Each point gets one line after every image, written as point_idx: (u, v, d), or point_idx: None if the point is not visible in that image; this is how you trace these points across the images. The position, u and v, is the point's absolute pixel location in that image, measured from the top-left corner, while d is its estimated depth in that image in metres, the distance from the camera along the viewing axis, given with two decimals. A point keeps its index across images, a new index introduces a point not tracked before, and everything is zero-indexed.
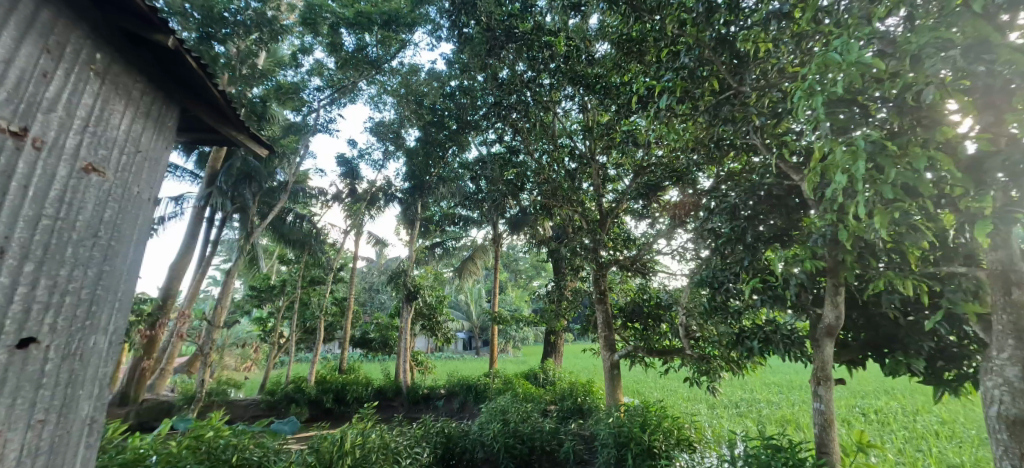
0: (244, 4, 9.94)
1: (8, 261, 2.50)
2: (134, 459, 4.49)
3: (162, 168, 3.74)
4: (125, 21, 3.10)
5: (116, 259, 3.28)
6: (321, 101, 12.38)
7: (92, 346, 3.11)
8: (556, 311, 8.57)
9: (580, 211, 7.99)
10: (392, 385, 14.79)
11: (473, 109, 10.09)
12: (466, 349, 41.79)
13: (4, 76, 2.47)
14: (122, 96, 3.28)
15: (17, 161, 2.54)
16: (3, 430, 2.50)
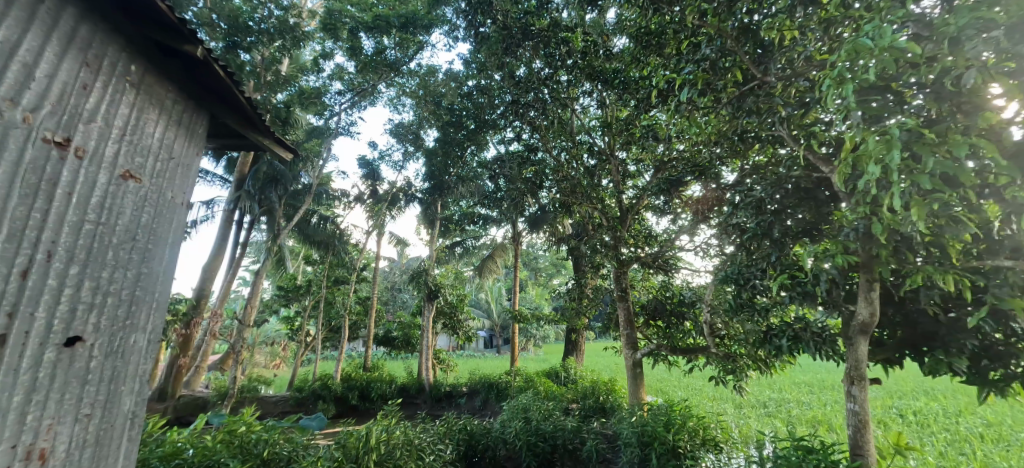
0: (268, 12, 10.08)
1: (55, 265, 2.60)
2: (170, 454, 4.67)
3: (195, 173, 3.82)
4: (158, 34, 3.18)
5: (153, 260, 3.34)
6: (342, 104, 12.53)
7: (133, 344, 3.18)
8: (577, 309, 8.51)
9: (600, 208, 7.78)
10: (415, 383, 14.94)
11: (490, 109, 10.07)
12: (487, 348, 42.07)
13: (47, 89, 2.56)
14: (156, 106, 3.36)
15: (61, 170, 2.62)
16: (52, 423, 2.61)
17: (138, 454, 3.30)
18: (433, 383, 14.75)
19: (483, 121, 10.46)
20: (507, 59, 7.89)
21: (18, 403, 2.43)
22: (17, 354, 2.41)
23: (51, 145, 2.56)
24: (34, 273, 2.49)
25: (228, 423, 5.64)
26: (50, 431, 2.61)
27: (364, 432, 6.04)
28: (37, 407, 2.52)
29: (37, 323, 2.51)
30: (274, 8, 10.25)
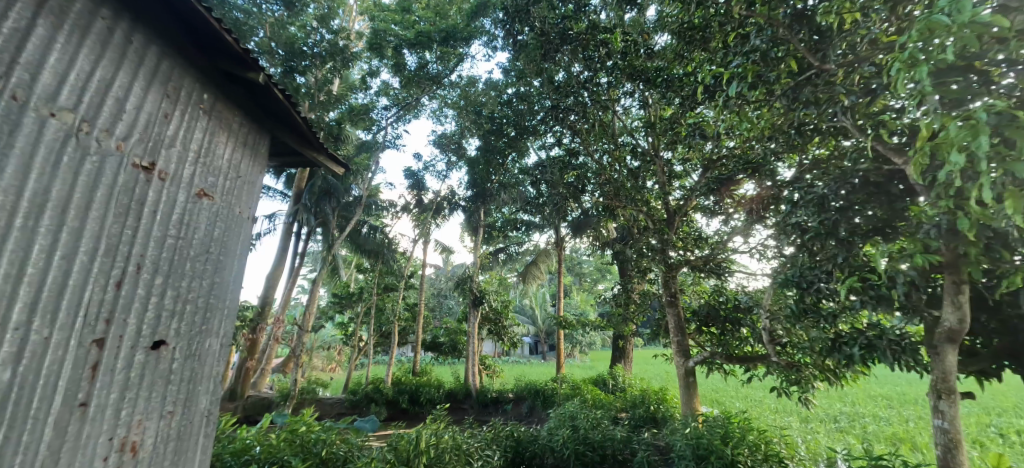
0: (320, 37, 10.66)
1: (145, 278, 3.03)
2: (238, 450, 5.05)
3: (257, 189, 4.33)
4: (228, 64, 3.62)
5: (224, 271, 3.89)
6: (389, 119, 12.89)
7: (208, 347, 3.71)
8: (624, 315, 8.24)
9: (646, 211, 7.58)
10: (462, 388, 15.04)
11: (531, 116, 9.91)
12: (533, 354, 41.94)
13: (138, 120, 2.97)
14: (224, 128, 3.83)
15: (151, 194, 3.07)
16: (143, 419, 3.08)
17: (212, 443, 3.83)
18: (479, 389, 14.78)
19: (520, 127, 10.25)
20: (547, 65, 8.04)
21: (116, 398, 2.87)
22: (113, 356, 2.82)
23: (145, 177, 3.02)
24: (130, 286, 2.92)
25: (290, 422, 5.90)
26: (141, 427, 3.07)
27: (414, 435, 6.10)
28: (132, 402, 2.99)
29: (130, 329, 2.94)
30: (325, 32, 10.79)
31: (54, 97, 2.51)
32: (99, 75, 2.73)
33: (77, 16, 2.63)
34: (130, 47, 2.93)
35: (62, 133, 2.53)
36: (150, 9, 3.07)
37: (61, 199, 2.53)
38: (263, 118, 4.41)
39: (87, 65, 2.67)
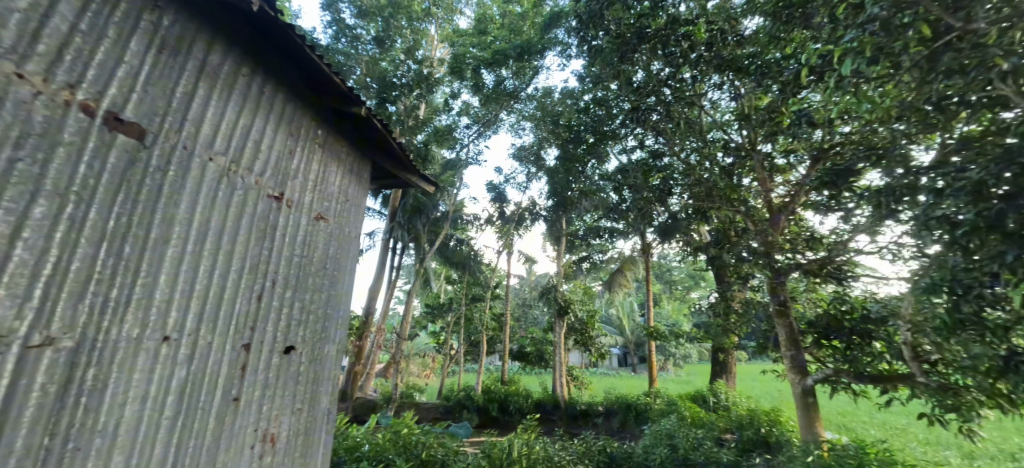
0: (407, 68, 11.52)
1: (280, 293, 3.77)
2: (351, 447, 5.86)
3: (361, 211, 5.11)
4: (336, 102, 4.35)
5: (337, 285, 4.66)
6: (471, 136, 13.26)
7: (326, 350, 4.47)
8: (723, 326, 7.59)
9: (744, 211, 6.97)
10: (551, 399, 14.77)
11: (610, 120, 9.63)
12: (623, 366, 40.56)
13: (273, 161, 3.72)
14: (334, 158, 4.60)
15: (283, 221, 3.81)
16: (281, 413, 3.82)
17: (331, 437, 4.57)
18: (568, 400, 14.47)
19: (578, 140, 10.54)
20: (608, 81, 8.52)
21: (260, 394, 3.56)
22: (257, 357, 3.52)
23: (278, 207, 3.75)
24: (269, 300, 3.64)
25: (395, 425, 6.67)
26: (280, 419, 3.81)
27: (506, 444, 6.12)
28: (272, 397, 3.70)
29: (268, 335, 3.63)
30: (411, 62, 11.73)
31: (216, 150, 3.14)
32: (244, 121, 3.41)
33: (227, 76, 3.26)
34: (266, 98, 3.66)
35: (220, 174, 3.15)
36: (279, 64, 3.83)
37: (222, 235, 3.17)
38: (362, 145, 5.15)
39: (240, 117, 3.38)
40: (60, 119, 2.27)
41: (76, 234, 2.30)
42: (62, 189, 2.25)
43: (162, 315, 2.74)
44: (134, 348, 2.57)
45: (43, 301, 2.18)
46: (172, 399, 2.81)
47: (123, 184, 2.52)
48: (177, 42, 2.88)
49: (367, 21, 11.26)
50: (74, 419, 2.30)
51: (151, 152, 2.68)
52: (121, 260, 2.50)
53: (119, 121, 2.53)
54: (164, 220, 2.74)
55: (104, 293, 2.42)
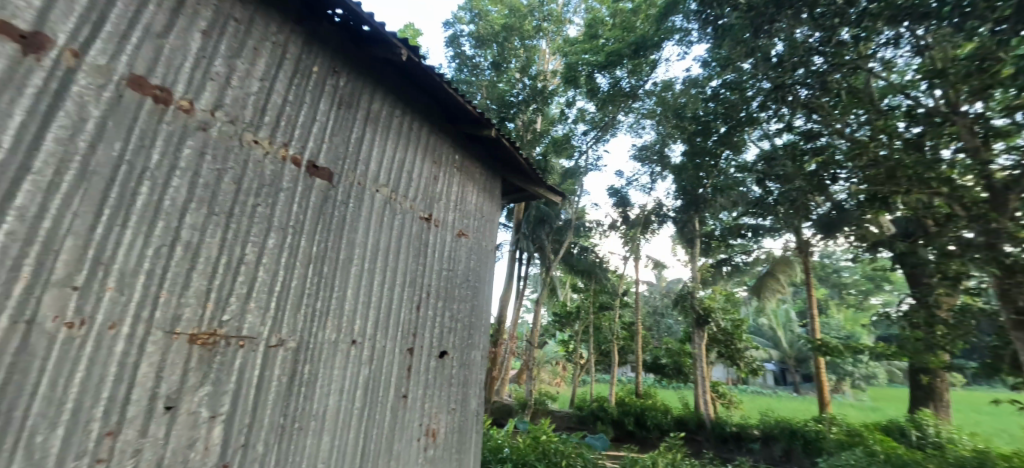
0: (522, 85, 12.33)
1: (434, 303, 4.17)
2: (494, 448, 6.42)
3: (498, 226, 5.26)
4: (468, 126, 4.63)
5: (482, 294, 4.85)
6: (588, 142, 13.00)
7: (475, 356, 4.65)
8: (926, 342, 6.55)
9: (945, 194, 5.52)
10: (694, 416, 13.43)
11: (745, 105, 8.36)
12: (780, 384, 36.00)
13: (420, 187, 4.16)
14: (471, 180, 4.89)
15: (434, 239, 4.24)
16: (440, 413, 4.13)
17: (481, 438, 4.69)
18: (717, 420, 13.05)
19: (708, 131, 9.53)
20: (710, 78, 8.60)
21: (422, 395, 3.94)
22: (419, 360, 3.94)
23: (429, 227, 4.20)
24: (425, 310, 4.05)
25: (533, 430, 7.11)
26: (438, 419, 4.11)
27: (650, 461, 5.67)
28: (432, 396, 4.05)
29: (426, 341, 4.03)
30: (524, 78, 12.35)
31: (380, 182, 3.73)
32: (395, 154, 3.92)
33: (382, 118, 3.83)
34: (413, 131, 4.15)
35: (383, 202, 3.74)
36: (419, 98, 4.27)
37: (387, 253, 3.71)
38: (495, 164, 5.35)
39: (394, 151, 3.92)
40: (277, 170, 2.97)
41: (295, 260, 3.02)
42: (286, 226, 2.98)
43: (350, 322, 3.36)
44: (333, 350, 3.21)
45: (276, 311, 2.88)
46: (360, 391, 3.38)
47: (320, 215, 3.22)
48: (350, 99, 3.56)
49: (484, 50, 12.26)
50: (299, 403, 2.97)
51: (338, 191, 3.36)
52: (323, 278, 3.19)
53: (317, 169, 3.24)
54: (347, 244, 3.39)
55: (313, 306, 3.11)
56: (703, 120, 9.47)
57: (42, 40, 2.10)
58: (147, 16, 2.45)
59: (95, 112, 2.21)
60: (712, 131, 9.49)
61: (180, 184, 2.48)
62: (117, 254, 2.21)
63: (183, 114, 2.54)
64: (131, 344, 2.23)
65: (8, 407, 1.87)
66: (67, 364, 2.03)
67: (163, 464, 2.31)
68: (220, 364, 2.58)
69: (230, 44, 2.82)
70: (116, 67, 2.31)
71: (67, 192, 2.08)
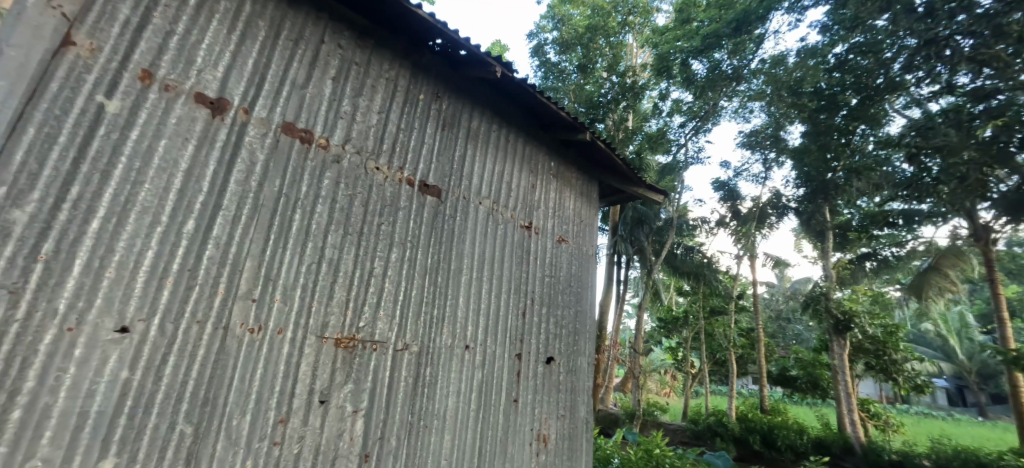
0: (610, 83, 12.21)
1: (538, 309, 4.31)
2: (604, 458, 6.78)
3: (597, 230, 5.27)
4: (561, 132, 4.74)
5: (585, 301, 4.88)
6: (687, 134, 12.22)
7: (581, 363, 4.67)
8: None
9: None
10: (840, 441, 11.90)
11: (883, 69, 7.65)
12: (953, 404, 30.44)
13: (519, 196, 4.34)
14: (567, 185, 4.99)
15: (535, 246, 4.40)
16: (551, 418, 4.21)
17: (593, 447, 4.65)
18: (869, 444, 11.43)
19: (837, 106, 8.56)
20: (815, 59, 8.85)
21: (532, 399, 4.07)
22: (527, 365, 4.09)
23: (530, 235, 4.37)
24: (530, 316, 4.20)
25: (646, 443, 7.19)
26: (549, 424, 4.19)
27: None
28: (541, 401, 4.15)
29: (533, 346, 4.18)
30: (612, 77, 12.21)
31: (482, 195, 3.99)
32: (494, 167, 4.16)
33: (480, 134, 4.09)
34: (509, 144, 4.36)
35: (486, 213, 3.98)
36: (514, 112, 4.47)
37: (492, 263, 3.94)
38: (590, 167, 5.39)
39: (494, 165, 4.16)
40: (395, 191, 3.34)
41: (413, 272, 3.36)
42: (405, 241, 3.34)
43: (463, 328, 3.62)
44: (450, 353, 3.49)
45: (400, 317, 3.23)
46: (475, 393, 3.61)
47: (431, 230, 3.52)
48: (451, 120, 3.87)
49: (569, 53, 12.48)
50: (423, 402, 3.27)
51: (447, 206, 3.67)
52: (437, 288, 3.50)
53: (427, 187, 3.57)
54: (456, 256, 3.67)
55: (431, 313, 3.42)
56: (829, 95, 8.56)
57: (223, 103, 2.63)
58: (292, 72, 2.94)
59: (261, 157, 2.70)
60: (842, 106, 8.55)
61: (323, 209, 2.92)
62: (280, 272, 2.67)
63: (322, 150, 2.97)
64: (295, 347, 2.68)
65: (215, 395, 2.37)
66: (252, 362, 2.50)
67: (320, 450, 2.70)
68: (360, 365, 2.96)
69: (354, 85, 3.26)
70: (273, 118, 2.80)
71: (244, 222, 2.58)
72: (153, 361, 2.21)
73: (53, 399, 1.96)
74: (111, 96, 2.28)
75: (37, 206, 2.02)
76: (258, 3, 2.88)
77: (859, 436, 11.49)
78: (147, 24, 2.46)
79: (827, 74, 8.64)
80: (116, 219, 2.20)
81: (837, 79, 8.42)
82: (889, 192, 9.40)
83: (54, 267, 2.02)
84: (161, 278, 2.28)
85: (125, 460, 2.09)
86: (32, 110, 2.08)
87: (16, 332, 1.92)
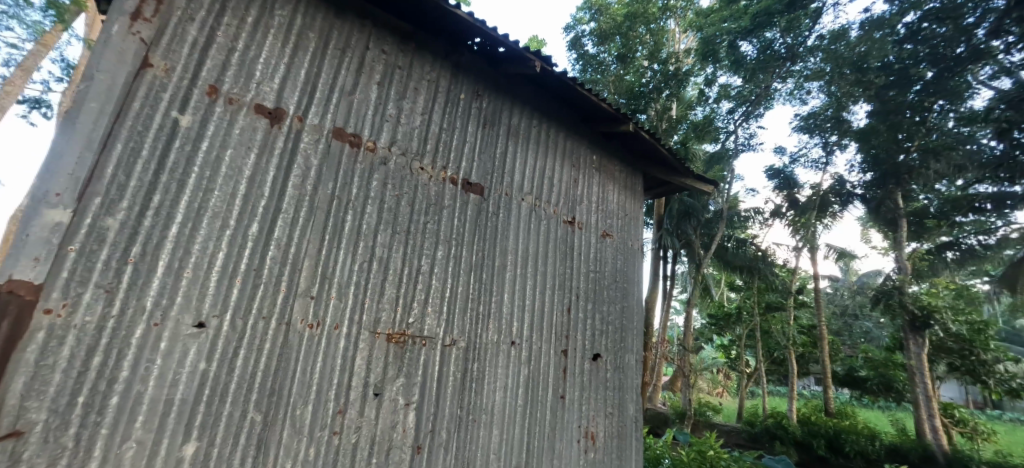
0: (651, 72, 11.92)
1: (584, 305, 4.31)
2: (654, 459, 6.80)
3: (643, 224, 5.19)
4: (603, 124, 4.70)
5: (631, 296, 4.80)
6: (737, 121, 11.67)
7: (628, 360, 4.61)
8: None
9: None
10: (919, 449, 10.82)
11: (965, 37, 7.30)
12: None
13: (561, 191, 4.34)
14: (610, 178, 4.94)
15: (578, 241, 4.40)
16: (598, 416, 4.19)
17: (643, 447, 4.58)
18: (955, 453, 10.54)
19: (910, 80, 8.04)
20: (882, 31, 8.13)
21: (578, 396, 4.07)
22: (573, 361, 4.08)
23: (573, 230, 4.36)
24: (575, 312, 4.20)
25: (698, 444, 7.02)
26: (596, 422, 4.17)
27: None
28: (588, 398, 4.15)
29: (578, 341, 4.17)
30: (653, 65, 11.94)
31: (524, 192, 4.02)
32: (535, 163, 4.17)
33: (521, 131, 4.11)
34: (550, 138, 4.37)
35: (529, 210, 4.01)
36: (554, 106, 4.48)
37: (537, 260, 3.97)
38: (634, 159, 5.31)
39: (535, 161, 4.18)
40: (440, 190, 3.43)
41: (459, 268, 3.45)
42: (450, 239, 3.43)
43: (509, 325, 3.68)
44: (496, 349, 3.56)
45: (448, 313, 3.32)
46: (522, 388, 3.65)
47: (474, 229, 3.59)
48: (491, 118, 3.91)
49: (607, 44, 12.25)
50: (472, 397, 3.36)
51: (490, 203, 3.73)
52: (483, 284, 3.57)
53: (470, 185, 3.64)
54: (501, 252, 3.73)
55: (477, 310, 3.50)
56: (899, 68, 8.02)
57: (280, 113, 2.80)
58: (341, 79, 3.08)
59: (315, 162, 2.85)
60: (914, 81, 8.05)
61: (372, 210, 3.05)
62: (335, 271, 2.81)
63: (370, 154, 3.11)
64: (351, 341, 2.82)
65: (281, 386, 2.53)
66: (312, 356, 2.66)
67: (376, 440, 2.84)
68: (410, 360, 3.07)
69: (398, 88, 3.37)
70: (324, 124, 2.95)
71: (302, 223, 2.74)
72: (226, 354, 2.41)
73: (144, 388, 2.17)
74: (184, 112, 2.50)
75: (125, 214, 2.25)
76: (308, 16, 3.04)
77: (941, 444, 10.57)
78: (212, 43, 2.66)
79: (897, 46, 7.98)
80: (191, 225, 2.40)
81: (908, 52, 7.86)
82: (974, 174, 8.72)
83: (142, 268, 2.25)
84: (231, 277, 2.47)
85: (204, 445, 2.29)
86: (118, 128, 2.31)
87: (111, 328, 2.15)
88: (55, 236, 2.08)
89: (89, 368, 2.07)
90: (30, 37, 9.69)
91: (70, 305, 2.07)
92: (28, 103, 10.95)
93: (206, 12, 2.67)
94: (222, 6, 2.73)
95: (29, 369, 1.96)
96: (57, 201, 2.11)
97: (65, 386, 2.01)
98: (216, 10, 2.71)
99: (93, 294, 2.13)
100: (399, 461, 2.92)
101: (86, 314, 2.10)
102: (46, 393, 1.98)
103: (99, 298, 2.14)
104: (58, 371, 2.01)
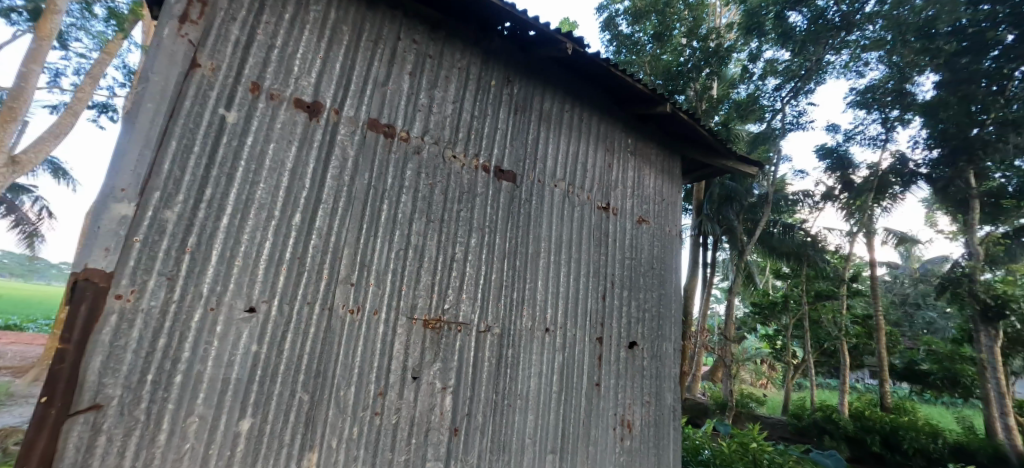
0: (689, 50, 11.50)
1: (619, 292, 4.26)
2: (694, 450, 6.65)
3: (681, 209, 5.05)
4: (638, 106, 4.58)
5: (669, 284, 4.71)
6: (784, 98, 11.01)
7: (666, 349, 4.53)
8: None
9: None
10: (988, 449, 10.09)
11: None
12: None
13: (596, 175, 4.29)
14: (646, 162, 4.83)
15: (613, 228, 4.34)
16: (632, 404, 4.14)
17: (681, 438, 4.50)
18: None
19: (988, 46, 7.81)
20: None
21: (615, 384, 4.06)
22: (609, 349, 4.06)
23: (607, 216, 4.30)
24: (610, 298, 4.17)
25: (741, 436, 6.85)
26: (631, 410, 4.13)
27: None
28: (625, 386, 4.12)
29: (613, 329, 4.13)
30: (692, 43, 11.53)
31: (557, 178, 4.00)
32: (568, 147, 4.14)
33: (552, 116, 4.08)
34: (583, 122, 4.32)
35: (562, 196, 4.00)
36: (586, 88, 4.41)
37: (570, 247, 3.96)
38: (672, 142, 5.15)
39: (568, 146, 4.15)
40: (472, 178, 3.47)
41: (493, 255, 3.49)
42: (483, 227, 3.46)
43: (543, 311, 3.70)
44: (530, 336, 3.58)
45: (484, 301, 3.39)
46: (556, 375, 3.67)
47: (509, 214, 3.63)
48: (522, 103, 3.90)
49: (643, 23, 11.83)
50: (507, 383, 3.41)
51: (522, 190, 3.73)
52: (517, 271, 3.60)
53: (502, 173, 3.65)
54: (534, 240, 3.74)
55: (510, 297, 3.53)
56: (974, 32, 7.83)
57: (317, 107, 2.90)
58: (374, 71, 3.16)
59: (352, 153, 2.95)
60: (992, 46, 7.81)
61: (407, 199, 3.12)
62: (374, 260, 2.92)
63: (403, 143, 3.17)
64: (389, 326, 2.92)
65: (326, 369, 2.66)
66: (353, 340, 2.78)
67: (415, 421, 2.94)
68: (446, 345, 3.15)
69: (429, 78, 3.42)
70: (359, 116, 3.04)
71: (341, 214, 2.84)
72: (275, 337, 2.55)
73: (203, 367, 2.35)
74: (230, 108, 2.63)
75: (182, 206, 2.42)
76: (342, 9, 3.12)
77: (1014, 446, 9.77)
78: (253, 41, 2.78)
79: (971, 7, 7.75)
80: (240, 216, 2.55)
81: (987, 13, 7.63)
82: None
83: (197, 257, 2.42)
84: (277, 265, 2.61)
85: (258, 421, 2.44)
86: (172, 126, 2.47)
87: (173, 311, 2.32)
88: (122, 228, 2.26)
89: (156, 349, 2.26)
90: (96, 46, 10.46)
91: (136, 291, 2.25)
92: (97, 109, 11.86)
93: (246, 11, 2.79)
94: (260, 5, 2.85)
95: (105, 348, 2.15)
96: (122, 196, 2.29)
97: (135, 365, 2.20)
98: (255, 8, 2.83)
99: (156, 281, 2.31)
100: (436, 442, 3.02)
101: (152, 299, 2.28)
102: (119, 371, 2.17)
103: (161, 285, 2.31)
104: (130, 350, 2.20)
